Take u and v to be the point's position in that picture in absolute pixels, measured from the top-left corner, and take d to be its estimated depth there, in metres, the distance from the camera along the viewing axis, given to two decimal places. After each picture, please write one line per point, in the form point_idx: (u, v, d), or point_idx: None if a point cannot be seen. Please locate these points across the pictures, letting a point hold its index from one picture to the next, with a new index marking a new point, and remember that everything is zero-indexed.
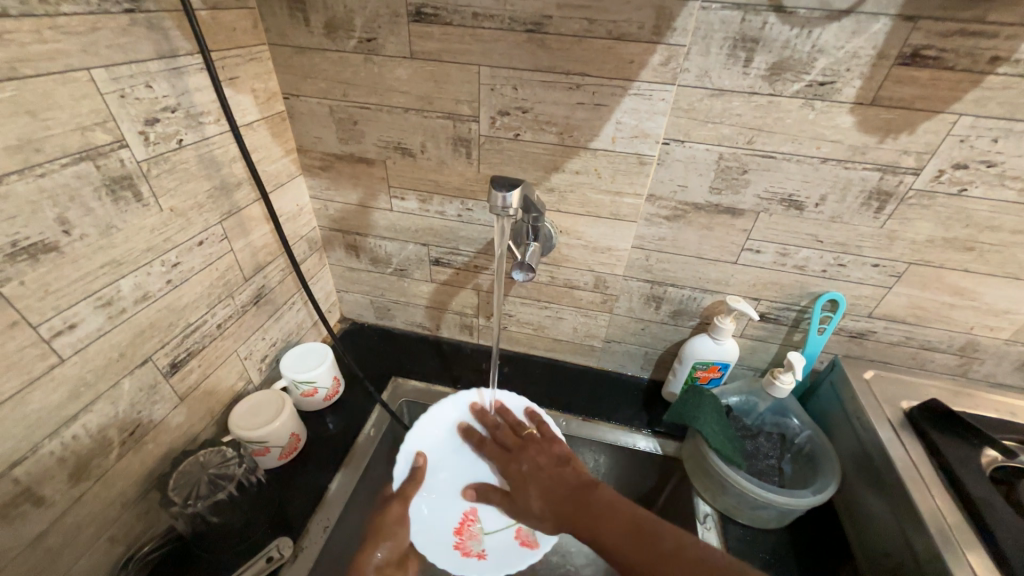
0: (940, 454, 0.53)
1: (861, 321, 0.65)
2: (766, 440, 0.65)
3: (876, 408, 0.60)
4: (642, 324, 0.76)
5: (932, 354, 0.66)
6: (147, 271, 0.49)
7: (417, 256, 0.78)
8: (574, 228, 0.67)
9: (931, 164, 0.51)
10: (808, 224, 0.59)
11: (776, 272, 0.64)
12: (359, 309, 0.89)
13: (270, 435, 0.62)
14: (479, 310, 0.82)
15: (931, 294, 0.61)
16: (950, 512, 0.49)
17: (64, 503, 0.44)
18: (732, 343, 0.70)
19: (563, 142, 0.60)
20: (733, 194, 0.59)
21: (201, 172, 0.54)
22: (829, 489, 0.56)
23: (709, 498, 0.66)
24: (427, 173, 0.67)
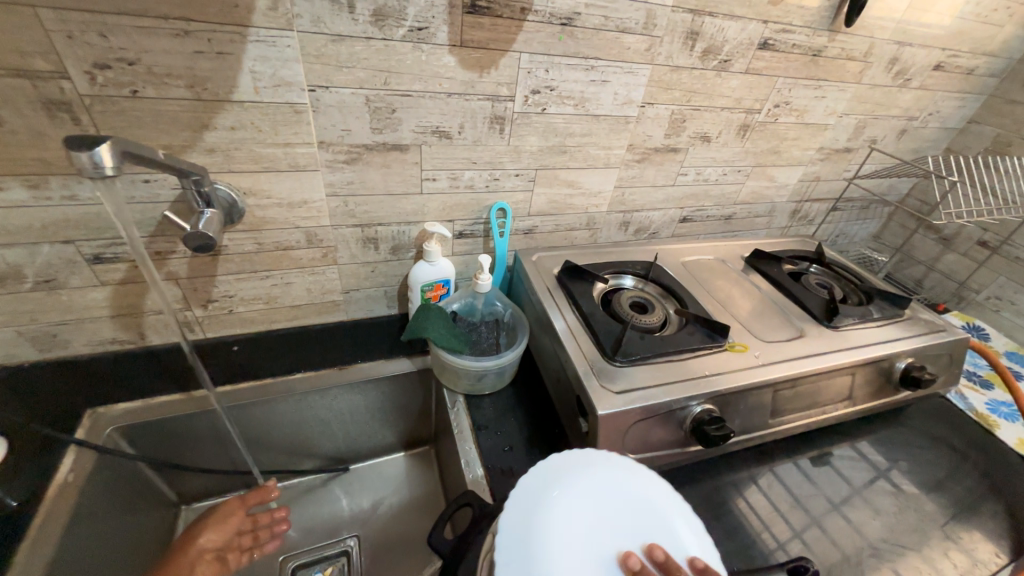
0: (572, 295, 0.77)
1: (526, 220, 0.87)
2: (484, 326, 0.82)
3: (539, 278, 0.82)
4: (371, 267, 0.82)
5: (576, 232, 0.94)
6: None
7: (63, 259, 0.62)
8: (260, 187, 0.65)
9: (519, 91, 0.70)
10: (460, 149, 0.73)
11: (455, 194, 0.78)
12: (3, 349, 0.67)
13: None
14: (187, 301, 0.73)
15: (557, 189, 0.85)
16: (578, 328, 0.72)
17: None
18: (445, 261, 0.83)
19: (198, 97, 0.56)
20: (393, 131, 0.67)
21: None
22: (521, 344, 0.77)
23: (453, 387, 0.79)
24: (20, 151, 0.53)
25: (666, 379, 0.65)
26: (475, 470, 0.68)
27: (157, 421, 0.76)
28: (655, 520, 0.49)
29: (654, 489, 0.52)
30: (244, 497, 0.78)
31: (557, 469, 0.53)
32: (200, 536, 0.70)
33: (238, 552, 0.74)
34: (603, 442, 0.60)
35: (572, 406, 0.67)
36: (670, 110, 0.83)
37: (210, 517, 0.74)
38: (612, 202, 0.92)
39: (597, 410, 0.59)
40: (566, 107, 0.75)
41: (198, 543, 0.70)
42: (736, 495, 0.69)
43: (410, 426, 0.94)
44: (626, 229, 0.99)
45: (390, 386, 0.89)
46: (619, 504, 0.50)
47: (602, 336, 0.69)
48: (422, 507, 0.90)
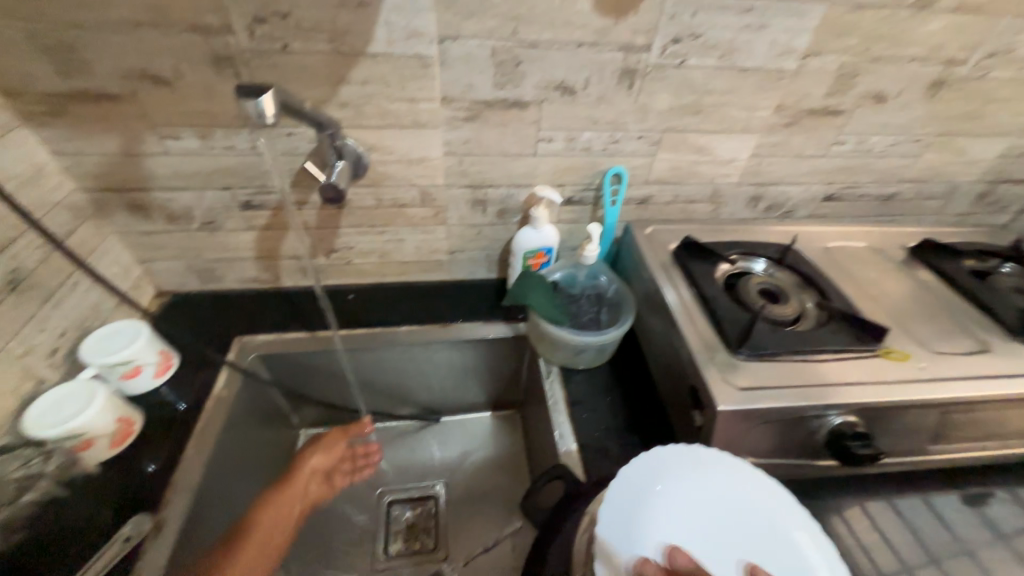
0: (691, 275, 0.70)
1: (641, 188, 0.80)
2: (586, 300, 0.78)
3: (653, 253, 0.75)
4: (476, 229, 0.82)
5: (695, 205, 0.85)
6: None
7: (222, 203, 0.70)
8: (384, 143, 0.67)
9: (657, 41, 0.62)
10: (582, 107, 0.67)
11: (570, 157, 0.73)
12: (177, 278, 0.80)
13: (92, 424, 0.56)
14: (315, 249, 0.80)
15: (681, 155, 0.76)
16: (696, 312, 0.65)
17: None
18: (551, 228, 0.80)
19: (338, 50, 0.57)
20: (516, 87, 0.64)
21: None
22: (626, 322, 0.73)
23: (549, 357, 0.78)
24: (195, 103, 0.59)
25: (801, 380, 0.56)
26: (568, 444, 0.67)
27: (284, 354, 0.83)
28: (768, 531, 0.44)
29: (768, 495, 0.46)
30: (345, 430, 0.87)
31: (659, 462, 0.46)
32: (311, 457, 0.81)
33: (343, 474, 0.85)
34: (718, 439, 0.55)
35: (683, 396, 0.61)
36: (839, 61, 0.68)
37: (319, 442, 0.84)
38: (744, 173, 0.81)
39: (717, 404, 0.53)
40: (708, 59, 0.65)
41: (310, 464, 0.80)
42: (872, 521, 0.59)
43: (500, 390, 0.96)
44: (755, 205, 0.87)
45: (485, 348, 0.90)
46: (727, 511, 0.44)
47: (725, 323, 0.62)
48: (505, 468, 0.92)
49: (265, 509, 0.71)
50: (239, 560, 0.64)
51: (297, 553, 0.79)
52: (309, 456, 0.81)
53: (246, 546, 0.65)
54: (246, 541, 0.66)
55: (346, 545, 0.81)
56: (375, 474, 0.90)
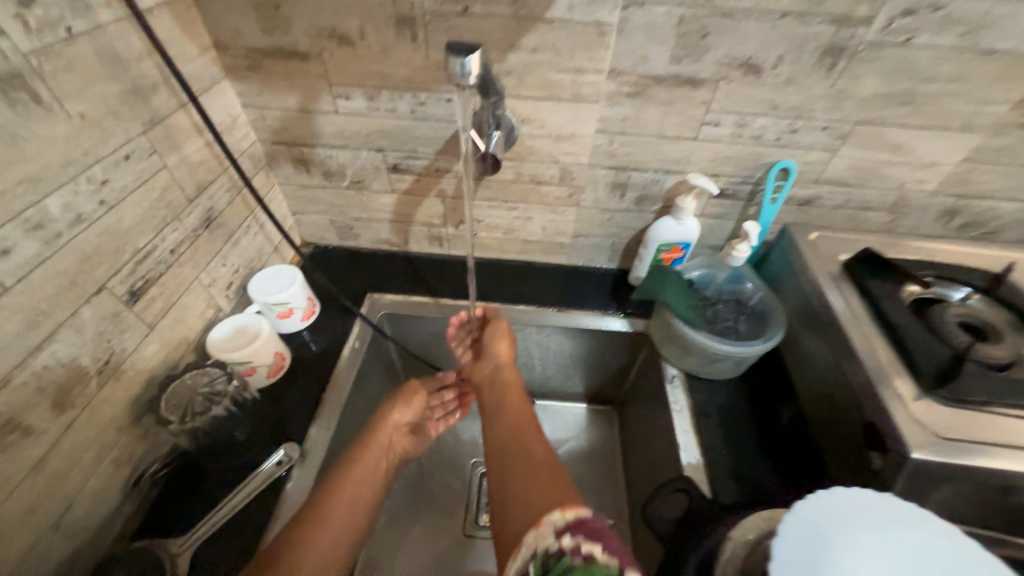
0: (869, 294, 0.60)
1: (808, 187, 0.70)
2: (724, 306, 0.72)
3: (818, 263, 0.66)
4: (609, 215, 0.77)
5: (868, 214, 0.73)
6: (74, 189, 0.44)
7: (373, 165, 0.73)
8: (538, 116, 0.65)
9: (881, 13, 0.52)
10: (765, 89, 0.59)
11: (734, 145, 0.66)
12: (320, 232, 0.85)
13: (254, 354, 0.62)
14: (446, 218, 0.81)
15: (870, 152, 0.65)
16: (876, 338, 0.56)
17: (56, 432, 0.44)
18: (693, 222, 0.73)
19: (516, 15, 0.55)
20: (694, 62, 0.58)
21: (106, 70, 0.46)
22: (776, 336, 0.65)
23: (675, 361, 0.73)
24: (371, 64, 0.61)
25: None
26: (691, 457, 0.62)
27: (406, 317, 0.83)
28: None
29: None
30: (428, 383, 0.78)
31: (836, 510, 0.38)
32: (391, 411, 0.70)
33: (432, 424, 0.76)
34: (902, 491, 0.47)
35: (850, 431, 0.53)
36: None
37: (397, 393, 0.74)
38: (945, 181, 0.67)
39: (908, 450, 0.45)
40: (943, 37, 0.53)
41: (393, 418, 0.70)
42: None
43: (603, 385, 0.92)
44: (946, 221, 0.73)
45: (598, 340, 0.84)
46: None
47: (919, 356, 0.52)
48: (599, 465, 0.89)
49: (353, 464, 0.61)
50: (331, 522, 0.53)
51: (397, 507, 0.81)
52: (390, 410, 0.70)
53: (337, 496, 0.56)
54: (336, 494, 0.56)
55: (441, 509, 0.82)
56: (470, 445, 0.90)
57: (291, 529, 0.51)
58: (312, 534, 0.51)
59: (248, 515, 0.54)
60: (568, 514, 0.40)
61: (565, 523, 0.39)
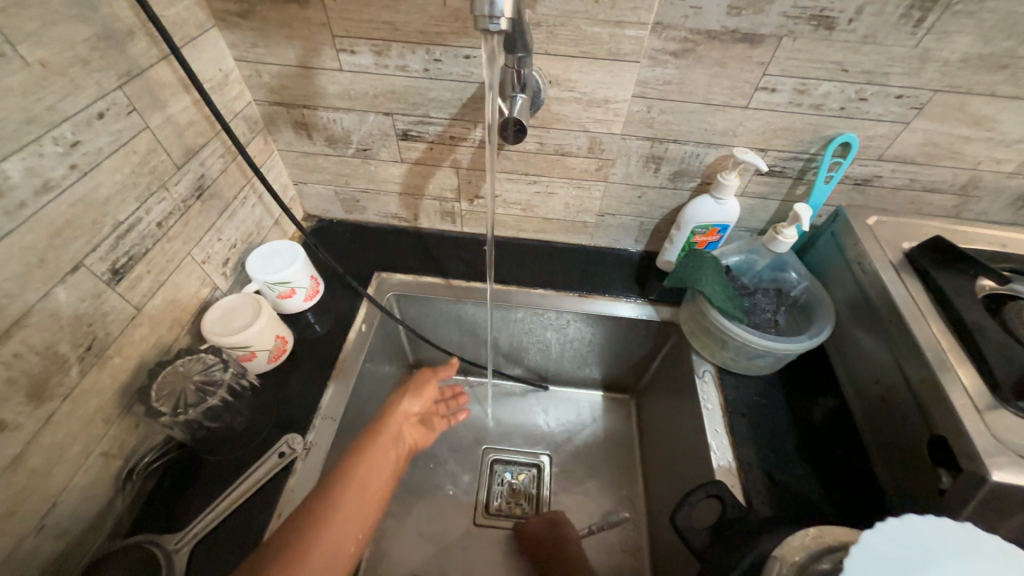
0: (938, 289, 0.53)
1: (868, 166, 0.63)
2: (764, 295, 0.66)
3: (878, 252, 0.59)
4: (639, 192, 0.70)
5: (932, 196, 0.65)
6: (37, 151, 0.38)
7: (381, 131, 0.66)
8: (568, 77, 0.57)
9: None
10: (835, 48, 0.51)
11: (791, 115, 0.58)
12: (324, 204, 0.79)
13: (253, 339, 0.57)
14: (460, 192, 0.74)
15: (948, 126, 0.57)
16: (946, 339, 0.50)
17: (33, 425, 0.40)
18: (734, 202, 0.66)
19: None
20: (756, 13, 0.49)
21: (68, 11, 0.39)
22: (825, 332, 0.59)
23: (707, 355, 0.67)
24: (379, 12, 0.53)
25: None
26: (726, 459, 0.58)
27: (416, 298, 0.77)
28: None
29: None
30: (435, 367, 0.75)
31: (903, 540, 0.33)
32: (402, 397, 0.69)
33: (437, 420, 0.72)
34: (971, 512, 0.42)
35: (918, 444, 0.48)
36: None
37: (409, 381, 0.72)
38: None
39: (989, 474, 0.40)
40: None
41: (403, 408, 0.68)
42: None
43: (622, 373, 0.87)
44: (1019, 207, 0.65)
45: (621, 327, 0.78)
46: None
47: (997, 363, 0.46)
48: (616, 453, 0.85)
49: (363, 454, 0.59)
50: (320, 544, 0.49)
51: (405, 491, 0.79)
52: (401, 399, 0.68)
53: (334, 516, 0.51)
54: (339, 502, 0.52)
55: (450, 494, 0.79)
56: (481, 430, 0.87)
57: (291, 540, 0.47)
58: (324, 526, 0.50)
59: (249, 507, 0.51)
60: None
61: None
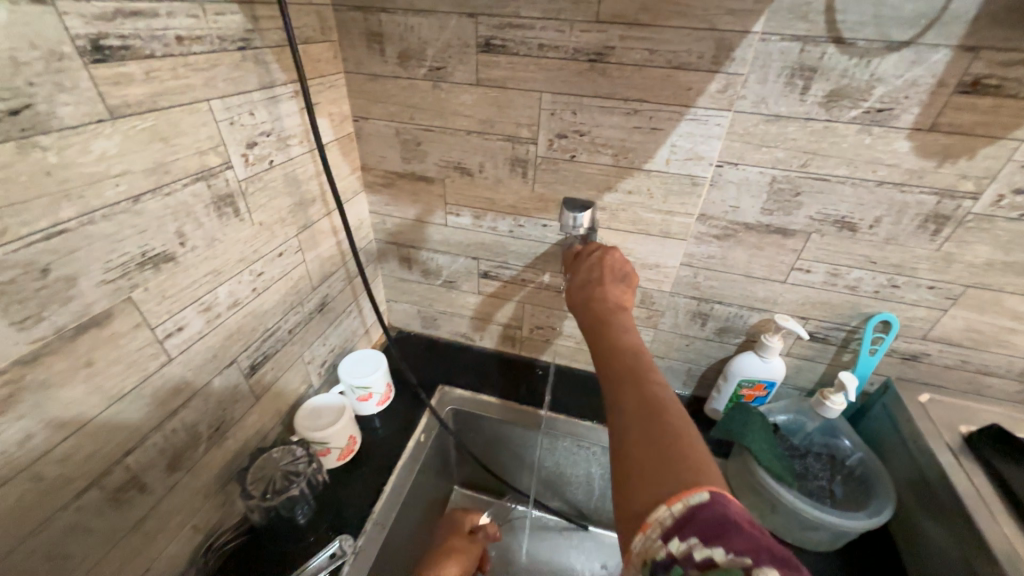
0: (1004, 483, 0.53)
1: (913, 342, 0.66)
2: (816, 461, 0.65)
3: (933, 432, 0.60)
4: (687, 340, 0.77)
5: (990, 378, 0.66)
6: (238, 279, 0.53)
7: (466, 269, 0.81)
8: (625, 246, 0.69)
9: (991, 189, 0.52)
10: (862, 245, 0.60)
11: (828, 292, 0.65)
12: (406, 318, 0.93)
13: (333, 436, 0.65)
14: (523, 322, 0.85)
15: (989, 317, 0.61)
16: (1023, 546, 0.47)
17: (161, 491, 0.48)
18: (779, 361, 0.70)
19: (617, 164, 0.62)
20: (785, 215, 0.60)
21: (285, 190, 0.58)
22: (886, 512, 0.56)
23: (757, 517, 0.65)
24: (483, 191, 0.70)
25: None
26: None
27: (470, 414, 0.83)
28: None
29: None
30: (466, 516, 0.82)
31: None
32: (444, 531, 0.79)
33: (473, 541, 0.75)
34: None
35: None
36: None
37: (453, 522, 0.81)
38: None
39: None
40: None
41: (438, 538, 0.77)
42: None
43: None
44: None
45: None
46: None
47: None
48: None
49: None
50: None
51: None
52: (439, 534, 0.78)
53: None
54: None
55: None
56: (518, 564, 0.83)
57: None
58: None
59: None
60: (678, 504, 0.31)
61: (674, 517, 0.31)
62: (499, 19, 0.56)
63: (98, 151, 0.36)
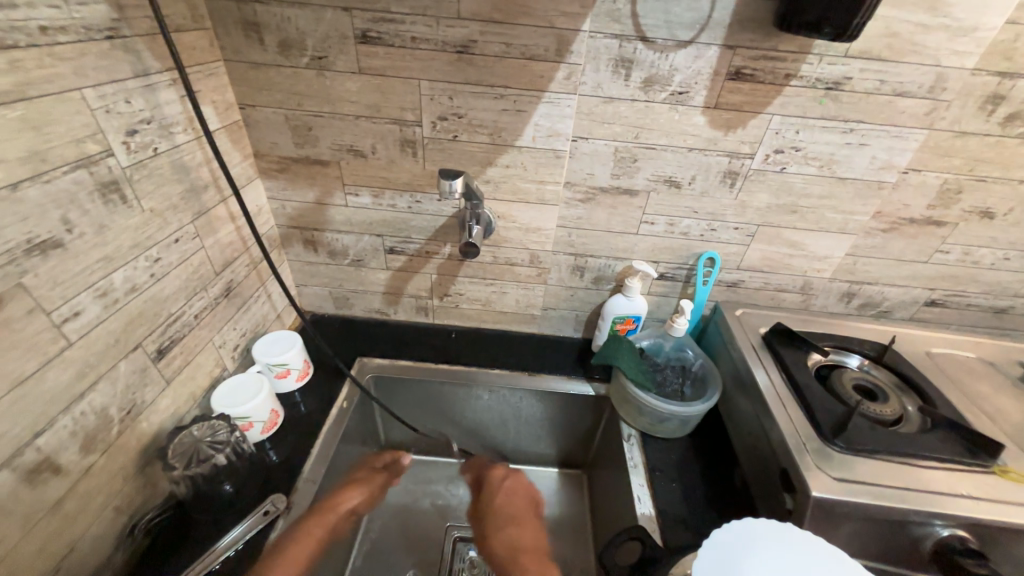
0: (781, 360, 0.74)
1: (732, 273, 0.86)
2: (671, 370, 0.83)
3: (743, 334, 0.81)
4: (572, 291, 0.91)
5: (784, 294, 0.88)
6: (134, 265, 0.55)
7: (372, 246, 0.87)
8: (510, 214, 0.80)
9: (760, 150, 0.71)
10: (686, 199, 0.77)
11: (669, 239, 0.82)
12: (318, 301, 0.96)
13: (253, 410, 0.69)
14: (432, 291, 0.93)
15: (775, 247, 0.82)
16: (785, 395, 0.67)
17: (77, 472, 0.49)
18: (641, 298, 0.87)
19: (493, 141, 0.72)
20: (629, 178, 0.75)
21: (174, 177, 0.60)
22: (713, 397, 0.76)
23: (631, 421, 0.82)
24: (378, 171, 0.76)
25: (904, 481, 0.55)
26: (646, 508, 0.69)
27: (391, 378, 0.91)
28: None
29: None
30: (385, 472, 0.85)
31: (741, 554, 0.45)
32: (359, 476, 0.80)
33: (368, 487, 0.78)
34: (812, 526, 0.55)
35: (773, 476, 0.62)
36: (942, 178, 0.72)
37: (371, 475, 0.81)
38: (838, 270, 0.84)
39: (811, 489, 0.55)
40: (809, 168, 0.72)
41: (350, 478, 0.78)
42: None
43: (571, 448, 0.99)
44: (847, 301, 0.88)
45: (565, 403, 0.92)
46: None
47: (818, 411, 0.63)
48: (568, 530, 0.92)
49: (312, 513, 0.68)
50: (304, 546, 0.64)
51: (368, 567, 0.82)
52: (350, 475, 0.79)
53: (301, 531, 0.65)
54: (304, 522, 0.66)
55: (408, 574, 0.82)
56: (448, 507, 0.93)
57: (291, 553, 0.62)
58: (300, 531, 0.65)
59: (229, 564, 0.58)
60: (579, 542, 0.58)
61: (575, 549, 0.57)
62: (372, 13, 0.62)
63: None
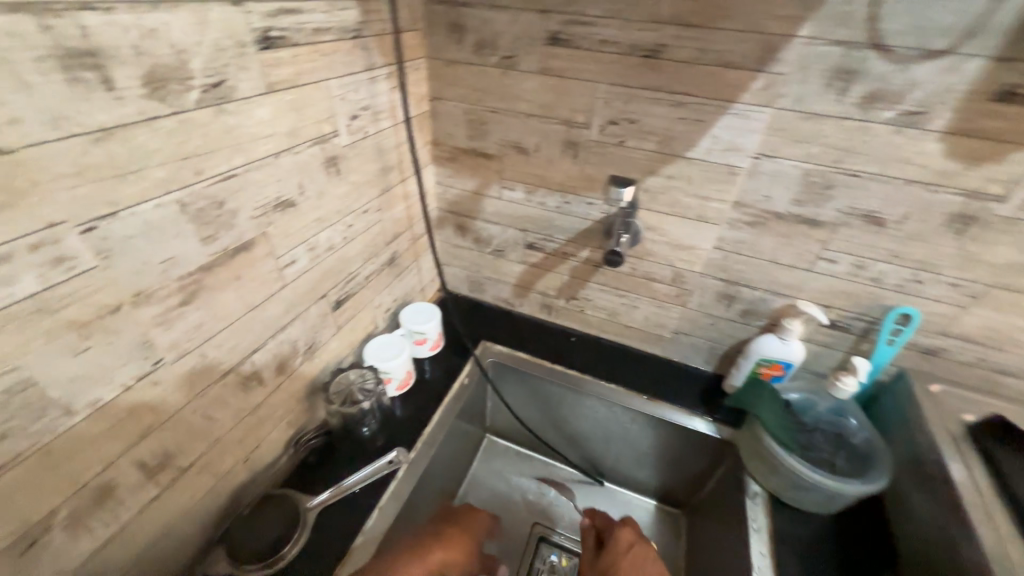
0: (995, 463, 0.58)
1: (932, 338, 0.69)
2: (822, 435, 0.71)
3: (937, 416, 0.65)
4: (712, 320, 0.83)
5: (1008, 379, 0.69)
6: (335, 228, 0.65)
7: (515, 239, 0.90)
8: (662, 227, 0.76)
9: (1019, 193, 0.55)
10: (887, 239, 0.64)
11: (851, 283, 0.69)
12: (455, 281, 1.04)
13: (394, 367, 0.77)
14: (561, 292, 0.94)
15: (1009, 318, 0.64)
16: (999, 515, 0.53)
17: (272, 387, 0.61)
18: (798, 344, 0.76)
19: (661, 150, 0.69)
20: (815, 207, 0.65)
21: (374, 157, 0.69)
22: (876, 482, 0.63)
23: (759, 479, 0.72)
24: (537, 168, 0.79)
25: None
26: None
27: (509, 367, 0.94)
28: None
29: None
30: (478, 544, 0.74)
31: None
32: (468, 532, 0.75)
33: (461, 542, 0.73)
34: None
35: None
36: None
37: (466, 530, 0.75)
38: None
39: None
40: None
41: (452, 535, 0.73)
42: None
43: (674, 484, 0.92)
44: None
45: (680, 436, 0.85)
46: None
47: None
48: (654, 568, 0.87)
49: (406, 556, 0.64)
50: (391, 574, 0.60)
51: None
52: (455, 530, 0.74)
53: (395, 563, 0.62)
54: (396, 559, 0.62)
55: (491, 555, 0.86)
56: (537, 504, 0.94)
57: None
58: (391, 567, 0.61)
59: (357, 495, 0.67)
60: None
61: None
62: (567, 16, 0.63)
63: (258, 117, 0.48)
